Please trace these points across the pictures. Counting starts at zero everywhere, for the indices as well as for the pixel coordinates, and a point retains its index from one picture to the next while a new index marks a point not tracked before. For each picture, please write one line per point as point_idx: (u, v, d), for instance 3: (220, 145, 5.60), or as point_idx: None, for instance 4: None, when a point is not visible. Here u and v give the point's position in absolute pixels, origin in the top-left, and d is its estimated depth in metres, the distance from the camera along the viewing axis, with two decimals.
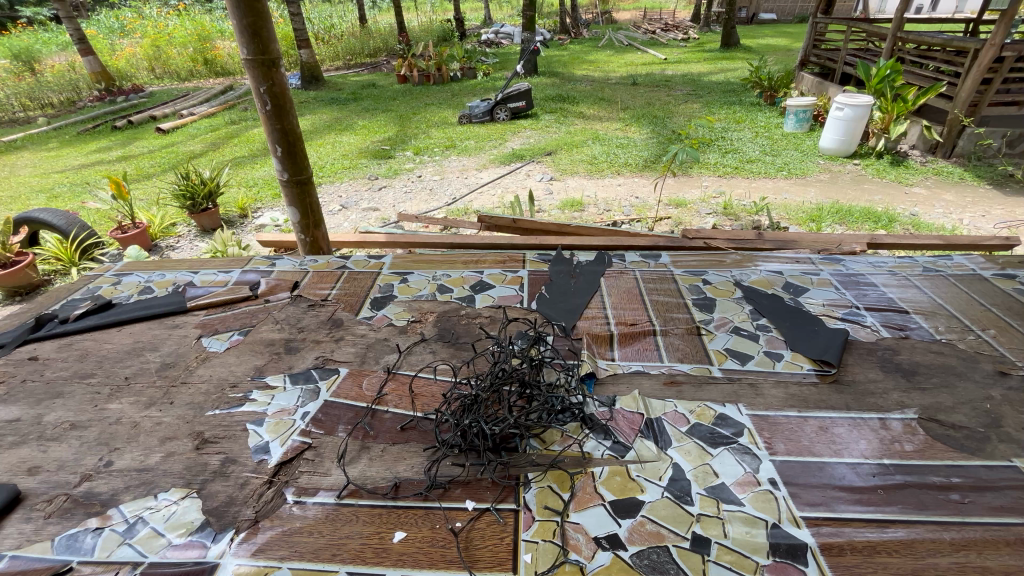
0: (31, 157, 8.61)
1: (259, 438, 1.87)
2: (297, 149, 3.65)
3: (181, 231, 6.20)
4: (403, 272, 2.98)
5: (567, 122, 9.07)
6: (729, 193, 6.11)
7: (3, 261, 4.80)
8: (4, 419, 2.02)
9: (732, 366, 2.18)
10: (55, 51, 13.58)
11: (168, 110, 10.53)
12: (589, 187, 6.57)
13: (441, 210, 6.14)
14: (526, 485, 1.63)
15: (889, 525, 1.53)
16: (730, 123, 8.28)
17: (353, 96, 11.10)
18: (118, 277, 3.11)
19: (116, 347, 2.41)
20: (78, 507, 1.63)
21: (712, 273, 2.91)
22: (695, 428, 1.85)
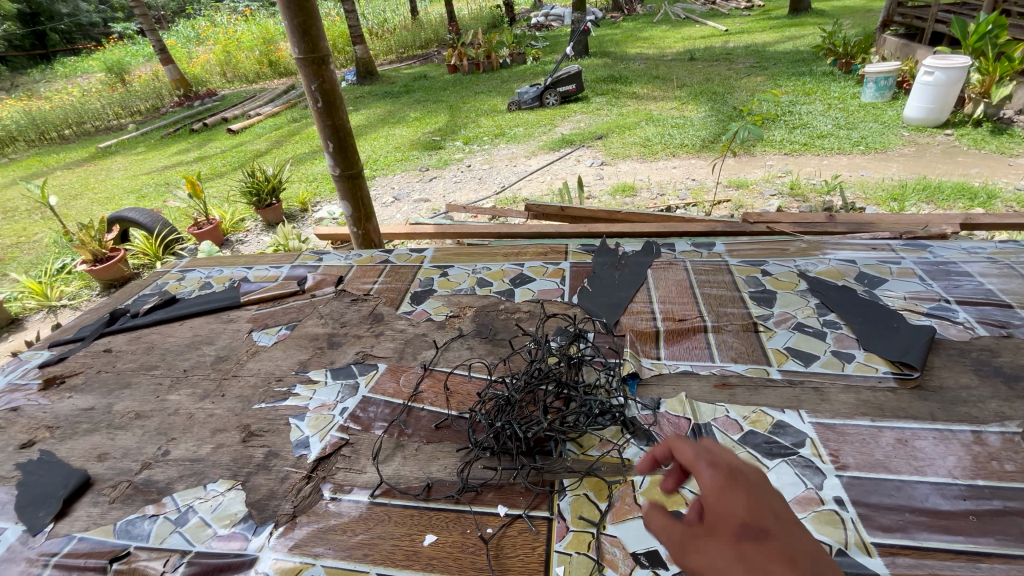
0: (123, 161, 9.45)
1: (300, 433, 1.91)
2: (347, 144, 3.70)
3: (249, 225, 6.57)
4: (444, 266, 2.96)
5: (619, 104, 8.72)
6: (797, 172, 5.65)
7: (100, 256, 5.27)
8: (81, 407, 2.19)
9: (793, 368, 1.98)
10: (141, 62, 14.79)
11: (237, 111, 11.18)
12: (641, 171, 6.29)
13: (490, 199, 6.11)
14: (560, 492, 1.56)
15: (981, 559, 1.32)
16: (799, 95, 7.62)
17: (405, 89, 11.28)
18: (183, 273, 3.30)
19: (177, 341, 2.56)
20: (137, 494, 1.74)
21: (772, 263, 2.67)
22: (749, 437, 1.70)
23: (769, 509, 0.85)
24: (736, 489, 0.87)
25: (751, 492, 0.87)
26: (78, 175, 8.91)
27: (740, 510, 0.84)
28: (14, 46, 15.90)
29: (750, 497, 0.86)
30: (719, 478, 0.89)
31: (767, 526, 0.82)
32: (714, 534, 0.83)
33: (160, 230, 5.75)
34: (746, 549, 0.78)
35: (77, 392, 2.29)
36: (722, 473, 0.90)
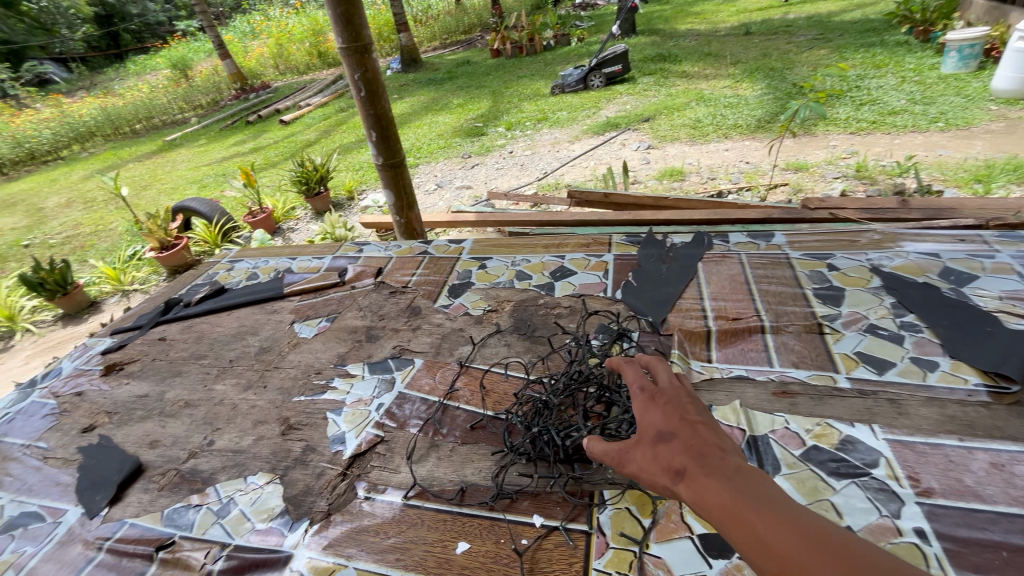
0: (187, 153, 9.98)
1: (337, 428, 1.91)
2: (390, 133, 3.68)
3: (299, 214, 6.77)
4: (482, 257, 2.89)
5: (667, 84, 8.32)
6: (864, 152, 5.18)
7: (165, 243, 5.56)
8: (137, 393, 2.29)
9: (864, 376, 1.78)
10: (202, 57, 15.53)
11: (289, 103, 11.52)
12: (691, 154, 5.97)
13: (532, 186, 6.00)
14: (600, 505, 1.47)
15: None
16: (868, 68, 6.99)
17: (448, 75, 11.23)
18: (232, 263, 3.40)
19: (225, 331, 2.63)
20: (184, 483, 1.79)
21: (840, 256, 2.43)
22: (812, 452, 1.54)
23: (681, 412, 1.13)
24: (654, 403, 1.16)
25: (667, 402, 1.15)
26: (147, 167, 9.49)
27: (656, 421, 1.12)
28: (92, 47, 17.07)
29: (665, 405, 1.14)
30: (643, 399, 1.18)
31: (675, 424, 1.10)
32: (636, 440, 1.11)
33: (219, 218, 6.00)
34: (657, 447, 1.07)
35: (134, 379, 2.40)
36: (647, 393, 1.19)
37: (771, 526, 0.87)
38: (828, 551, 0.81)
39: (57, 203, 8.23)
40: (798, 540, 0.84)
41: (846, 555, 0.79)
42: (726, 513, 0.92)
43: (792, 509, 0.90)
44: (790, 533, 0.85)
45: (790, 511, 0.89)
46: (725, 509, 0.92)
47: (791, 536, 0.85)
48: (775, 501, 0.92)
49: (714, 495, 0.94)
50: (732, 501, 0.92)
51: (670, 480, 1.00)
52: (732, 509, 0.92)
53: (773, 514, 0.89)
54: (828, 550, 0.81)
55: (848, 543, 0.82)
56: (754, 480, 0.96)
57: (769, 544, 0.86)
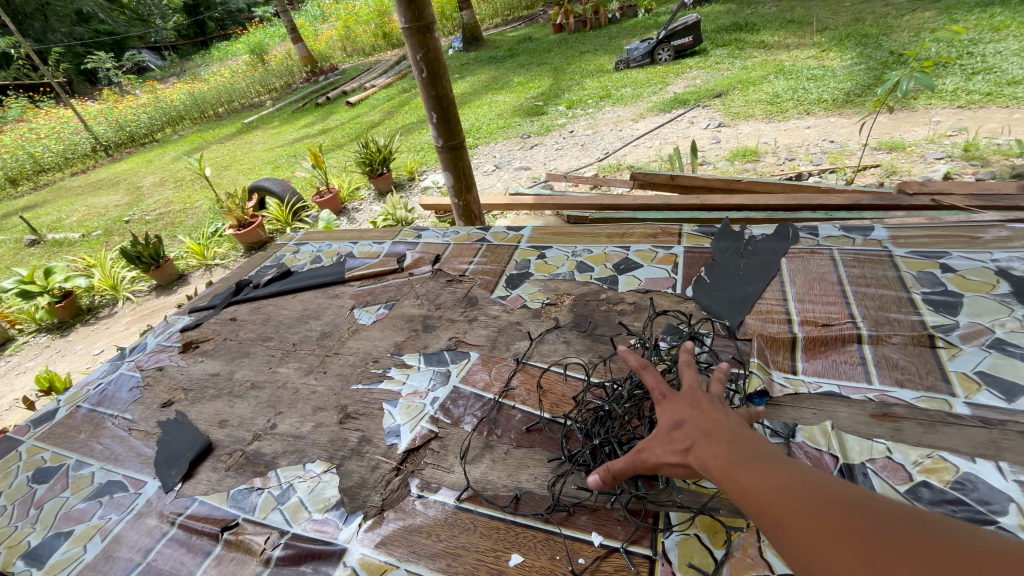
0: (262, 135, 10.50)
1: (392, 421, 1.90)
2: (450, 114, 3.60)
3: (363, 194, 6.93)
4: (541, 246, 2.77)
5: (743, 55, 7.68)
6: (975, 128, 4.52)
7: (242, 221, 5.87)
8: (210, 372, 2.41)
9: (989, 401, 1.52)
10: (277, 42, 16.24)
11: (355, 84, 11.78)
12: (768, 131, 5.47)
13: (592, 167, 5.76)
14: (666, 529, 1.35)
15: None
16: (986, 30, 6.07)
17: (509, 52, 11.01)
18: (298, 246, 3.50)
19: (289, 314, 2.70)
20: (248, 465, 1.85)
21: (957, 255, 2.09)
22: (921, 491, 1.33)
23: (694, 401, 1.21)
24: (669, 398, 1.24)
25: (682, 396, 1.24)
26: (227, 148, 10.10)
27: (670, 410, 1.21)
28: (182, 35, 18.29)
29: (679, 398, 1.23)
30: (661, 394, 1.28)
31: (686, 409, 1.18)
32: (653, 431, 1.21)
33: (290, 198, 6.25)
34: (670, 433, 1.16)
35: (207, 358, 2.52)
36: (665, 392, 1.26)
37: (758, 477, 0.94)
38: (806, 494, 0.86)
39: (152, 182, 8.96)
40: (780, 485, 0.90)
41: (824, 495, 0.85)
42: (721, 472, 0.99)
43: (781, 463, 0.96)
44: (772, 479, 0.92)
45: (776, 465, 0.95)
46: (721, 469, 1.00)
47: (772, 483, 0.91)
48: (768, 459, 0.98)
49: (713, 461, 1.02)
50: (726, 462, 1.00)
51: (680, 456, 1.10)
52: (727, 470, 0.99)
53: (763, 467, 0.96)
54: (804, 491, 0.87)
55: (827, 484, 0.87)
56: (752, 445, 1.03)
57: (756, 492, 0.92)
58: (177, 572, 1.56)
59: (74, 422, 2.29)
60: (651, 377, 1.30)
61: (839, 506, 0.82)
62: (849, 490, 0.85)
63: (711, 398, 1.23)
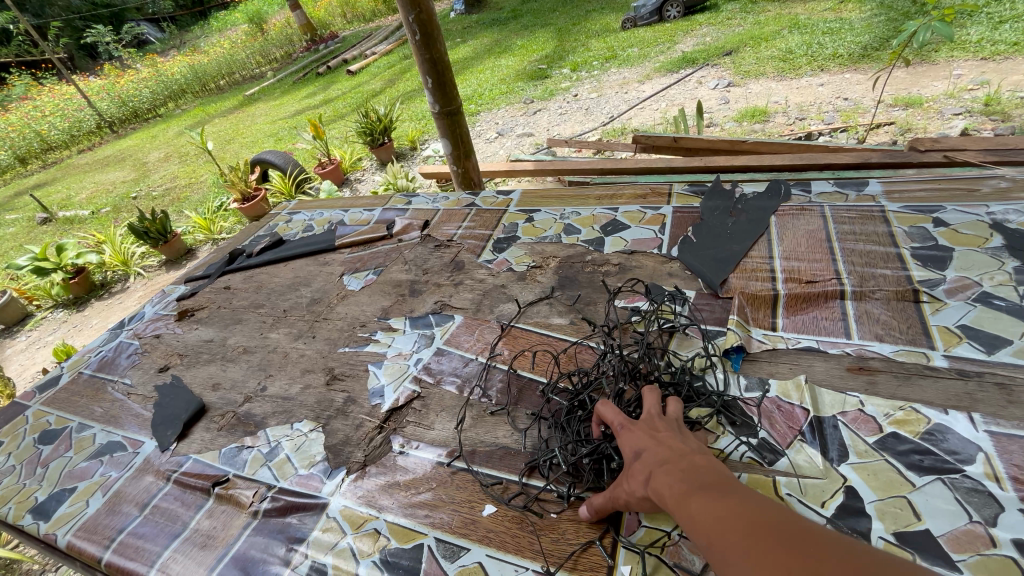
0: (263, 107, 10.36)
1: (377, 381, 1.94)
2: (446, 78, 3.51)
3: (365, 165, 6.87)
4: (530, 209, 2.74)
5: (756, 10, 7.33)
6: (998, 81, 4.31)
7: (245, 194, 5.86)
8: (204, 338, 2.47)
9: (967, 354, 1.50)
10: (276, 10, 15.82)
11: (355, 52, 11.51)
12: (778, 90, 5.27)
13: (596, 132, 5.63)
14: None
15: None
16: None
17: (513, 14, 10.62)
18: (290, 215, 3.50)
19: (281, 282, 2.73)
20: (239, 425, 1.91)
21: (951, 209, 2.03)
22: (890, 441, 1.33)
23: (655, 429, 1.17)
24: (629, 425, 1.21)
25: (640, 424, 1.21)
26: (230, 122, 10.01)
27: (631, 438, 1.17)
28: (180, 5, 17.85)
29: (637, 425, 1.19)
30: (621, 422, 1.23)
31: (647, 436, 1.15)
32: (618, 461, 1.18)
33: (292, 169, 6.20)
34: (630, 465, 1.12)
35: (202, 325, 2.57)
36: (626, 423, 1.22)
37: (710, 509, 0.89)
38: (759, 531, 0.81)
39: (158, 157, 8.97)
40: (734, 516, 0.86)
41: (772, 527, 0.81)
42: (677, 504, 0.95)
43: (734, 493, 0.91)
44: (724, 512, 0.87)
45: (726, 495, 0.91)
46: (678, 501, 0.96)
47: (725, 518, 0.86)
48: (721, 487, 0.94)
49: (670, 492, 0.98)
50: (681, 494, 0.96)
51: (640, 487, 1.06)
52: (682, 503, 0.94)
53: (713, 498, 0.91)
54: (756, 527, 0.82)
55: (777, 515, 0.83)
56: (707, 472, 0.99)
57: (708, 528, 0.87)
58: (172, 523, 1.63)
59: (76, 387, 2.36)
60: (609, 410, 1.27)
61: (789, 539, 0.78)
62: (800, 524, 0.80)
63: (668, 422, 1.20)
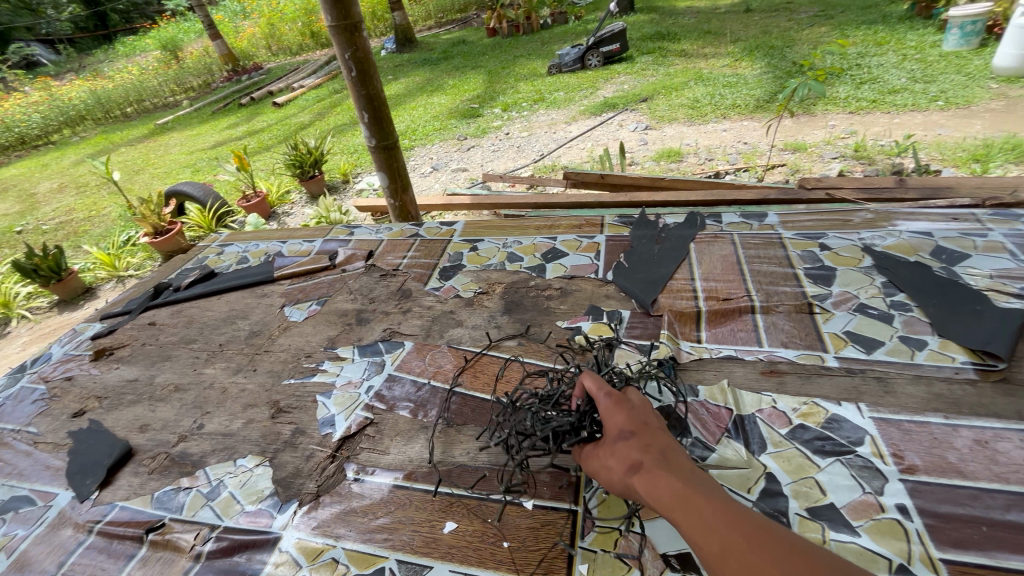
0: (179, 136, 9.83)
1: (327, 411, 1.91)
2: (383, 114, 3.60)
3: (294, 198, 6.69)
4: (473, 239, 2.86)
5: (666, 62, 8.19)
6: (863, 131, 5.14)
7: (158, 229, 5.47)
8: (127, 378, 2.29)
9: (852, 354, 1.78)
10: (193, 38, 15.23)
11: (282, 84, 11.33)
12: (689, 134, 5.90)
13: (528, 168, 5.94)
14: (587, 485, 1.49)
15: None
16: (869, 46, 6.96)
17: (444, 55, 11.04)
18: (222, 247, 3.37)
19: (215, 315, 2.61)
20: (174, 466, 1.80)
21: (833, 235, 2.41)
22: (798, 431, 1.54)
23: (638, 420, 1.31)
24: (619, 407, 1.33)
25: (628, 409, 1.33)
26: (139, 151, 9.36)
27: (620, 422, 1.30)
28: (79, 28, 16.66)
29: (628, 410, 1.32)
30: (610, 403, 1.34)
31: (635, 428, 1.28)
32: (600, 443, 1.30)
33: (213, 203, 5.91)
34: (620, 446, 1.24)
35: (123, 364, 2.39)
36: (612, 397, 1.36)
37: (706, 516, 1.04)
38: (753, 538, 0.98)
39: (50, 187, 8.15)
40: (728, 519, 1.03)
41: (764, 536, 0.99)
42: (676, 500, 1.08)
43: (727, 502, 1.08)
44: (722, 515, 1.03)
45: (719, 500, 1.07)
46: (679, 500, 1.08)
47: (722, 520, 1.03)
48: (711, 492, 1.10)
49: (665, 485, 1.12)
50: (676, 491, 1.10)
51: (629, 470, 1.19)
52: (675, 499, 1.08)
53: (710, 505, 1.06)
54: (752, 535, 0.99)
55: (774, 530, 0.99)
56: (696, 476, 1.15)
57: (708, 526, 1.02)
58: None
59: None
60: (598, 387, 1.38)
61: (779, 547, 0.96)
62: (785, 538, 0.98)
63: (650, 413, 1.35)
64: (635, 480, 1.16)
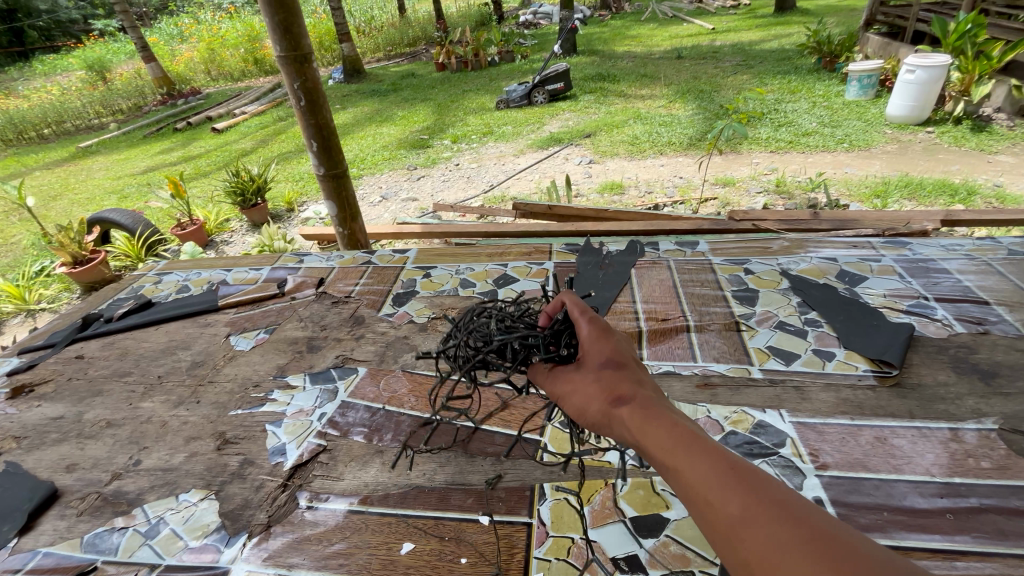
0: (104, 161, 9.27)
1: (277, 440, 1.87)
2: (332, 143, 3.64)
3: (234, 226, 6.46)
4: (427, 266, 2.93)
5: (607, 102, 8.75)
6: (782, 169, 5.71)
7: (79, 258, 5.10)
8: (50, 416, 2.13)
9: (774, 367, 1.98)
10: (122, 60, 14.55)
11: (222, 110, 11.03)
12: (630, 169, 6.30)
13: (478, 198, 6.10)
14: (541, 498, 1.57)
15: (979, 557, 1.32)
16: (784, 93, 7.79)
17: (393, 86, 11.22)
18: (160, 276, 3.23)
19: (152, 346, 2.49)
20: (106, 506, 1.69)
21: (755, 261, 2.67)
22: (729, 437, 1.70)
23: (628, 355, 1.21)
24: (605, 342, 1.20)
25: (616, 345, 1.21)
26: (57, 175, 8.72)
27: (605, 357, 1.18)
28: None
29: (615, 347, 1.20)
30: (597, 335, 1.22)
31: (626, 361, 1.18)
32: (582, 367, 1.19)
33: (142, 231, 5.60)
34: (606, 383, 1.12)
35: (46, 401, 2.22)
36: (595, 324, 1.24)
37: (707, 467, 0.89)
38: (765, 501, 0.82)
39: None
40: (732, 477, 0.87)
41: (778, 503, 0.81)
42: (672, 450, 0.94)
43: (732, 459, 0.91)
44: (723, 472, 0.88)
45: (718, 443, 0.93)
46: (674, 444, 0.95)
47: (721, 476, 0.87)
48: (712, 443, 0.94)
49: (658, 433, 0.98)
50: (668, 430, 0.97)
51: (612, 406, 1.07)
52: (666, 440, 0.96)
53: (709, 452, 0.92)
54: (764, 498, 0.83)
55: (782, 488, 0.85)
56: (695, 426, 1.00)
57: (707, 482, 0.87)
58: None
59: None
60: (584, 317, 1.25)
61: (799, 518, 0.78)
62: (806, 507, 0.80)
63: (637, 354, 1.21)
64: (619, 411, 1.05)
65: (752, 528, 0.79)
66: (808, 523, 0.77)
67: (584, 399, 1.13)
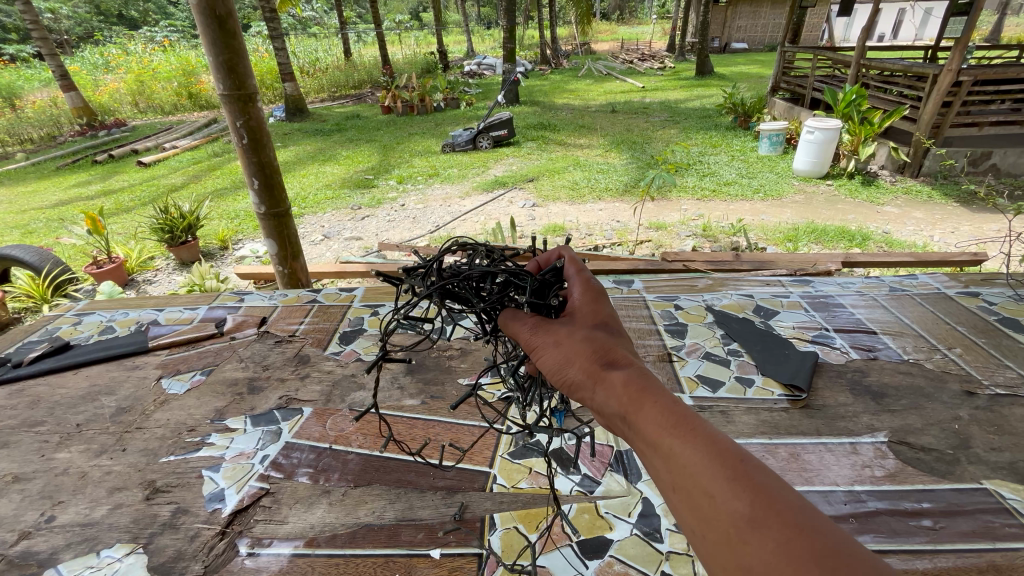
0: (8, 193, 8.50)
1: (214, 485, 1.79)
2: (274, 182, 3.63)
3: (159, 264, 6.09)
4: (374, 305, 2.95)
5: (548, 149, 9.27)
6: (707, 215, 6.26)
7: None
8: None
9: (702, 394, 2.17)
10: (36, 87, 13.64)
11: (150, 144, 10.54)
12: (571, 212, 6.65)
13: (424, 238, 6.17)
14: (491, 528, 1.62)
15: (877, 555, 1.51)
16: (706, 147, 8.63)
17: (338, 127, 11.27)
18: (79, 317, 3.01)
19: (69, 393, 2.30)
20: (12, 569, 1.53)
21: (684, 298, 2.93)
22: None
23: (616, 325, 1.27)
24: (596, 308, 1.28)
25: (606, 314, 1.27)
26: None
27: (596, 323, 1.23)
28: None
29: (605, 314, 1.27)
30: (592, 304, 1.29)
31: (615, 331, 1.24)
32: (573, 325, 1.22)
33: (50, 269, 5.16)
34: (596, 346, 1.15)
35: None
36: (589, 293, 1.33)
37: (702, 449, 0.91)
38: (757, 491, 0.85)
39: None
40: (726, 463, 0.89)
41: (773, 499, 0.83)
42: (664, 425, 0.96)
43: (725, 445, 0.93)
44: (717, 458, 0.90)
45: (717, 431, 0.95)
46: (664, 422, 0.97)
47: (715, 464, 0.89)
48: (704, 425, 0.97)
49: (650, 406, 1.00)
50: (660, 408, 0.99)
51: (602, 368, 1.09)
52: (658, 418, 0.98)
53: (702, 433, 0.94)
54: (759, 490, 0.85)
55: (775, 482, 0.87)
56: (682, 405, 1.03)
57: (702, 463, 0.89)
58: None
59: None
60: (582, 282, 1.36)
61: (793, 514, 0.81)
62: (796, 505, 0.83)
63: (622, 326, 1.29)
64: (610, 374, 1.08)
65: (749, 526, 0.81)
66: (803, 526, 0.80)
67: (572, 356, 1.14)
